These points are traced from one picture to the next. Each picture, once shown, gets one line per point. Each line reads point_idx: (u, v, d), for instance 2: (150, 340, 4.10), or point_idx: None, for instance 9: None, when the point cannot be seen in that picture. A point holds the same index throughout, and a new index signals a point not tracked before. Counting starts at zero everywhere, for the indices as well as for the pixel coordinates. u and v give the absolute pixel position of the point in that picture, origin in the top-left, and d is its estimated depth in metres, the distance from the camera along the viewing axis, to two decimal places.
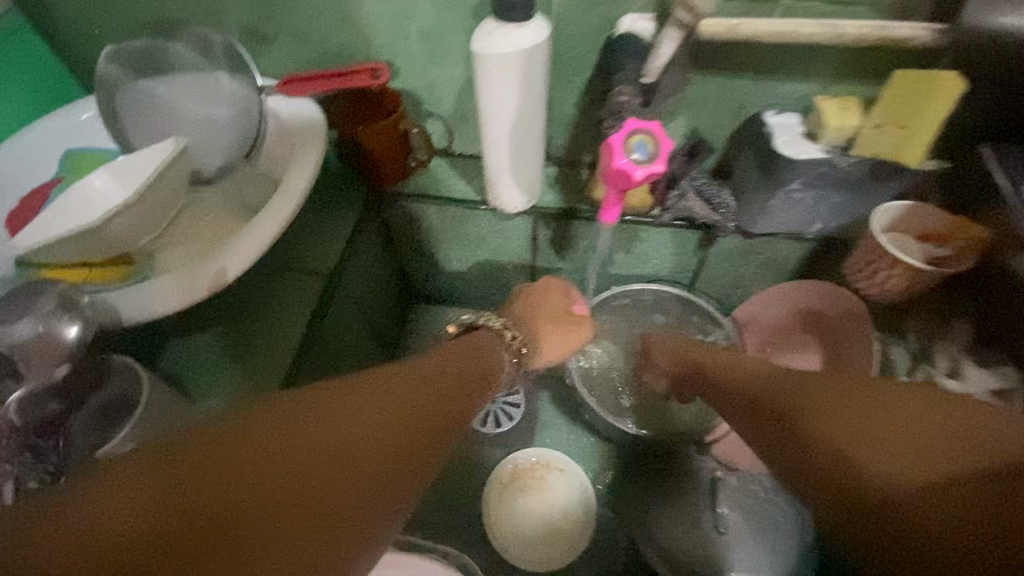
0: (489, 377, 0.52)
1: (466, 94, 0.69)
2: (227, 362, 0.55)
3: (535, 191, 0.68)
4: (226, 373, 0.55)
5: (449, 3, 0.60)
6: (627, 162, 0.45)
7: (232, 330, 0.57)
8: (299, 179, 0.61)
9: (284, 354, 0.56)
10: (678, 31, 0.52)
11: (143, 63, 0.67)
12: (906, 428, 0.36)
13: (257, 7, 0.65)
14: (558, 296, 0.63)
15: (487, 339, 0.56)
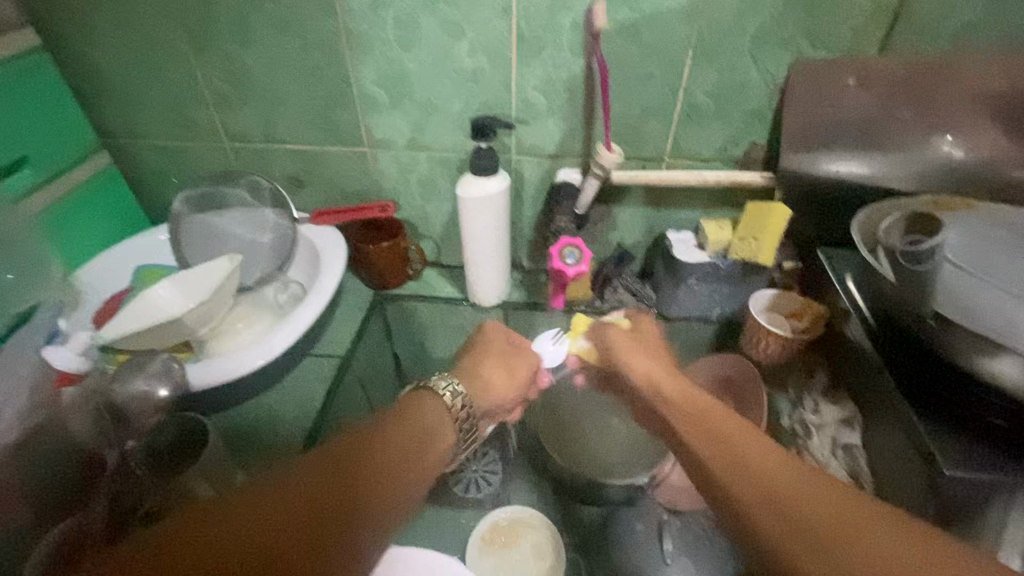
0: (425, 443, 0.54)
1: (451, 220, 0.93)
2: (258, 430, 0.69)
3: (505, 289, 0.90)
4: (256, 436, 0.69)
5: (440, 161, 0.85)
6: (562, 264, 0.67)
7: (264, 397, 0.73)
8: (326, 285, 0.81)
9: (302, 420, 0.70)
10: (595, 180, 0.77)
11: (207, 203, 0.89)
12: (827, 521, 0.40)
13: (299, 163, 0.89)
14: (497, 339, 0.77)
15: (443, 416, 0.57)
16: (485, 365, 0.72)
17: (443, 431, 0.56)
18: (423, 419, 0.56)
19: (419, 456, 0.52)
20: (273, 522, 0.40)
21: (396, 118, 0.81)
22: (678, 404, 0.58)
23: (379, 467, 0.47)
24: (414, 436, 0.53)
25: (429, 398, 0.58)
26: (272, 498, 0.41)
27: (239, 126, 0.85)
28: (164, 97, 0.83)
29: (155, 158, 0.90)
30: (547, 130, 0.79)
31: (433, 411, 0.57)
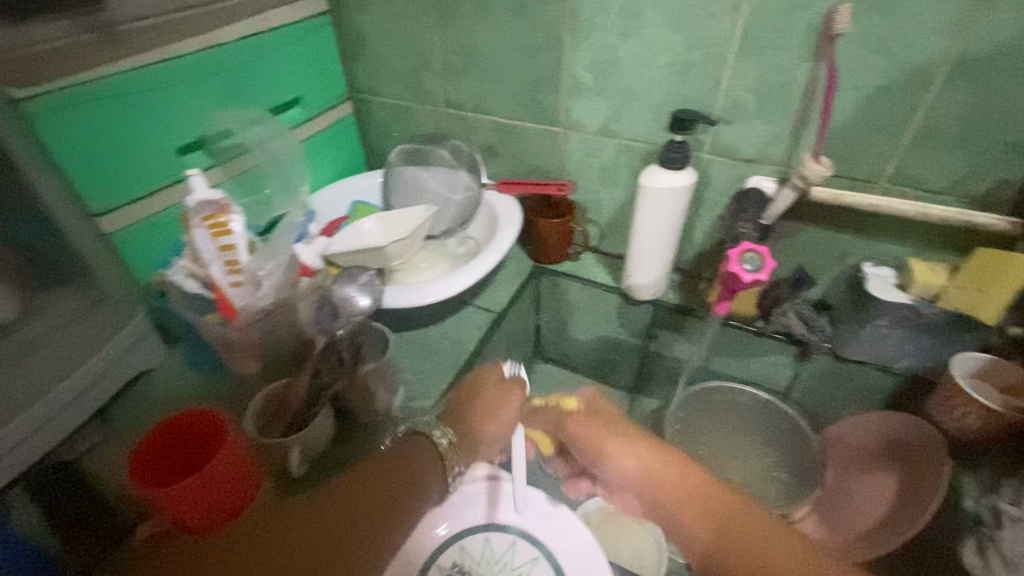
0: (414, 495, 0.57)
1: (622, 210, 0.95)
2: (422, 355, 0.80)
3: (661, 288, 0.89)
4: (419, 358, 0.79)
5: (628, 150, 0.87)
6: (739, 268, 0.65)
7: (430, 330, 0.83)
8: (500, 247, 0.88)
9: (457, 357, 0.79)
10: (792, 192, 0.73)
11: (416, 157, 1.02)
12: None
13: (497, 134, 0.98)
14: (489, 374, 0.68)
15: (433, 459, 0.59)
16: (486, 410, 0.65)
17: (433, 484, 0.59)
18: (413, 460, 0.59)
19: (395, 510, 0.55)
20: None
21: (596, 102, 0.85)
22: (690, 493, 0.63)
23: (341, 514, 0.53)
24: (392, 475, 0.57)
25: (426, 445, 0.60)
26: (234, 556, 0.48)
27: (456, 95, 0.97)
28: (404, 63, 0.97)
29: (383, 113, 1.06)
30: (747, 132, 0.76)
31: (420, 455, 0.59)
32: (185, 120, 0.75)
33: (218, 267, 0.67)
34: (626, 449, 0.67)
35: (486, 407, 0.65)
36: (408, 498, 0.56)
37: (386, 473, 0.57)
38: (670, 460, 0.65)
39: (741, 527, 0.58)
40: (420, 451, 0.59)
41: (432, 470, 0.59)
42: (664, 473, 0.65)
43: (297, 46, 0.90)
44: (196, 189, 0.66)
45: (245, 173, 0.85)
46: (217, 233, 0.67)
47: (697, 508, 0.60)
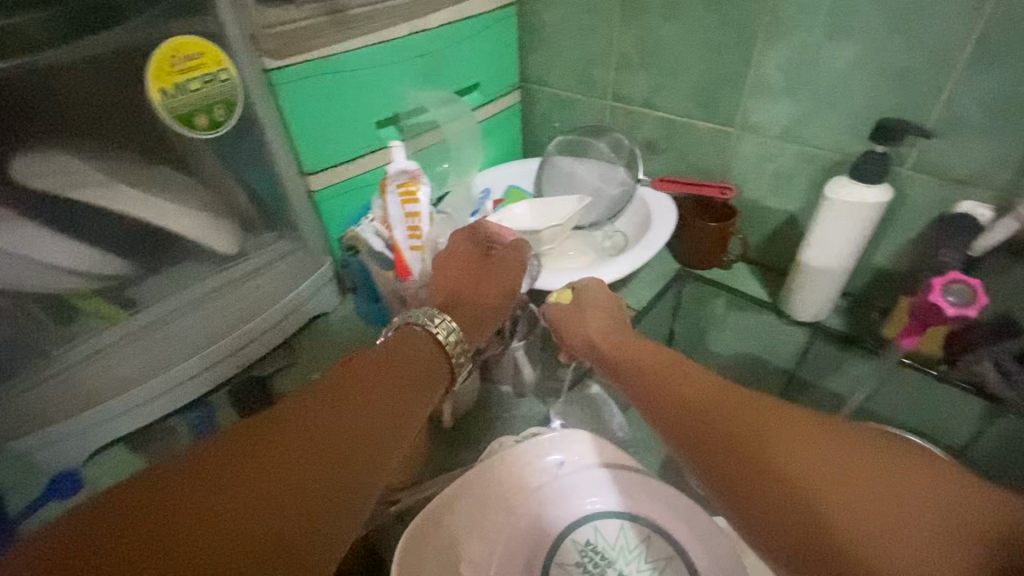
0: (430, 371, 0.50)
1: (790, 221, 0.89)
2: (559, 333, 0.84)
3: (826, 310, 0.83)
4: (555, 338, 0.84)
5: (810, 158, 0.81)
6: (941, 299, 0.62)
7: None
8: (652, 244, 0.88)
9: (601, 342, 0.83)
10: (1016, 223, 0.64)
11: (574, 148, 1.04)
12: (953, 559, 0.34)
13: (662, 132, 0.96)
14: (512, 253, 0.71)
15: (435, 354, 0.52)
16: (490, 279, 0.68)
17: (442, 372, 0.51)
18: (416, 350, 0.52)
19: (413, 381, 0.48)
20: (238, 516, 0.34)
21: (782, 105, 0.80)
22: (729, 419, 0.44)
23: (360, 414, 0.42)
24: (393, 369, 0.48)
25: (419, 335, 0.53)
26: (198, 498, 0.34)
27: (626, 89, 0.97)
28: (579, 54, 0.99)
29: (549, 102, 1.10)
30: (970, 150, 0.67)
31: (416, 346, 0.52)
32: (391, 98, 0.84)
33: (403, 230, 0.75)
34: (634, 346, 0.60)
35: (471, 276, 0.69)
36: (426, 372, 0.50)
37: (393, 354, 0.50)
38: (709, 384, 0.48)
39: (865, 474, 0.38)
40: (405, 339, 0.52)
41: (437, 355, 0.52)
42: (706, 402, 0.46)
43: (486, 34, 0.96)
44: (395, 159, 0.75)
45: (429, 149, 0.93)
46: (406, 200, 0.74)
47: (786, 437, 0.41)
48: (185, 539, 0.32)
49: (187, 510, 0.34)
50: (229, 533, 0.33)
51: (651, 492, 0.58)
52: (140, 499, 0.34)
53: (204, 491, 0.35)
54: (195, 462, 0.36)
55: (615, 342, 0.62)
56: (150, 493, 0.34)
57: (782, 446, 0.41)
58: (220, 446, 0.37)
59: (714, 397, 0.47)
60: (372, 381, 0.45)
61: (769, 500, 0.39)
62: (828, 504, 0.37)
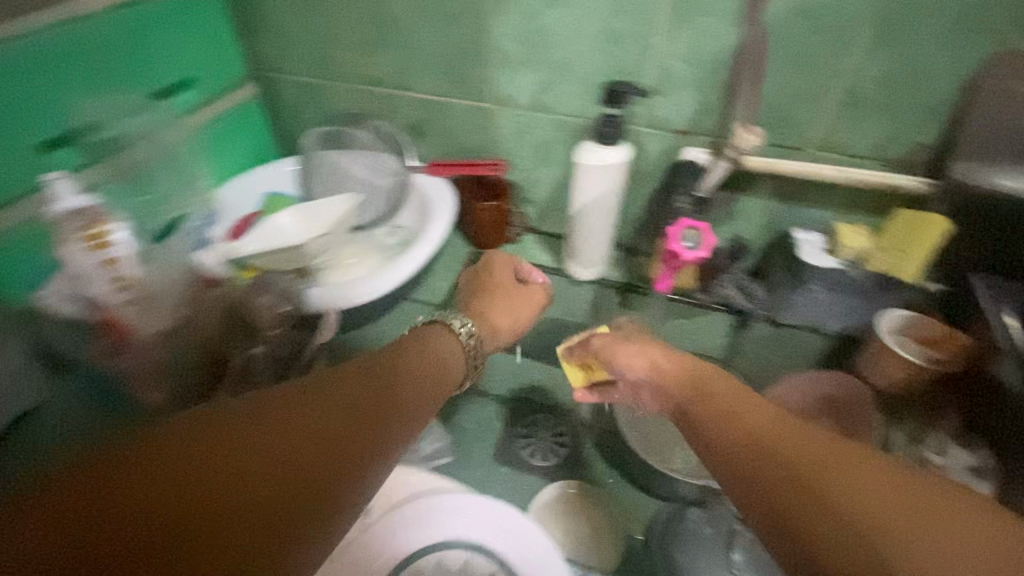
0: (445, 371, 0.55)
1: (559, 188, 0.91)
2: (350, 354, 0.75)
3: (602, 265, 0.89)
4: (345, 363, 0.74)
5: (560, 125, 0.83)
6: (681, 247, 0.64)
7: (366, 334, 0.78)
8: (435, 237, 0.84)
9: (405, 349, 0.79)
10: (727, 163, 0.72)
11: (334, 140, 0.93)
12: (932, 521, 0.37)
13: (421, 112, 0.91)
14: (505, 270, 0.81)
15: (454, 352, 0.59)
16: (501, 310, 0.75)
17: (459, 370, 0.58)
18: (440, 349, 0.57)
19: (421, 388, 0.50)
20: (256, 481, 0.36)
21: (524, 75, 0.80)
22: (742, 437, 0.47)
23: (366, 406, 0.44)
24: (414, 366, 0.52)
25: (443, 333, 0.60)
26: (239, 452, 0.37)
27: (373, 71, 0.89)
28: (313, 35, 0.88)
29: (293, 93, 0.95)
30: (680, 102, 0.74)
31: (443, 344, 0.58)
32: (54, 110, 0.65)
33: (105, 281, 0.59)
34: (635, 352, 0.65)
35: (507, 308, 0.76)
36: (434, 377, 0.53)
37: (410, 350, 0.54)
38: (768, 417, 0.48)
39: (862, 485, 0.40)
40: (427, 338, 0.57)
41: (450, 357, 0.57)
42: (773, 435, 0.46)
43: (182, 19, 0.79)
44: (60, 196, 0.55)
45: (131, 172, 0.72)
46: (95, 245, 0.57)
47: (864, 478, 0.40)
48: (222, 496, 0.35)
49: (212, 469, 0.35)
50: (243, 492, 0.35)
51: (494, 523, 0.57)
52: (205, 443, 0.36)
53: (238, 452, 0.36)
54: (241, 417, 0.38)
55: (669, 363, 0.62)
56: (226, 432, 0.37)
57: (802, 462, 0.42)
58: (220, 427, 0.37)
59: (733, 426, 0.48)
60: (390, 381, 0.48)
61: (829, 542, 0.37)
62: (843, 503, 0.38)
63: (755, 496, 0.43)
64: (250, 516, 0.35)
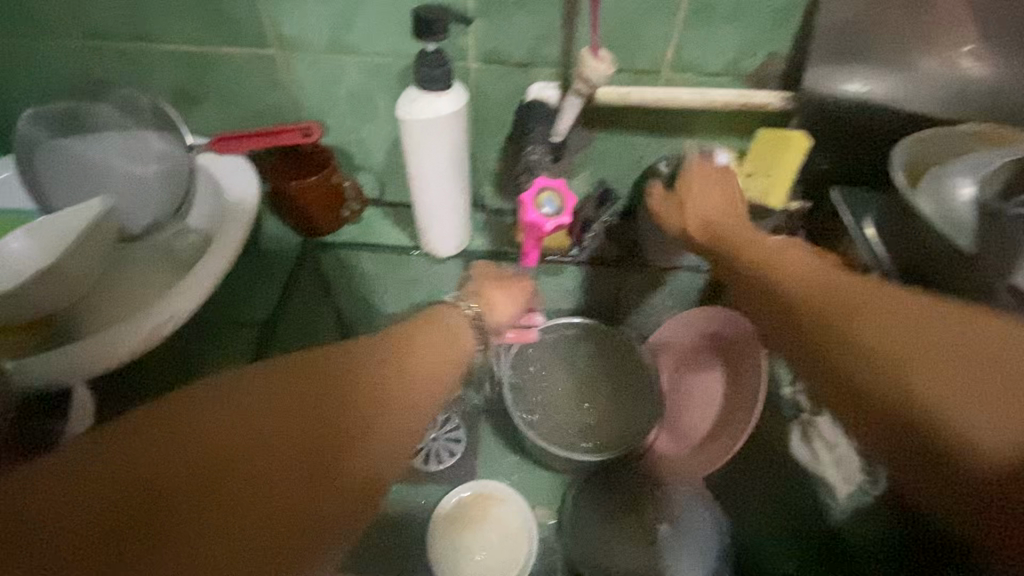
0: (454, 352, 0.54)
1: (395, 149, 0.74)
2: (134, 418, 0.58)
3: (465, 236, 0.75)
4: None
5: (376, 70, 0.65)
6: (539, 215, 0.52)
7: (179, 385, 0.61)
8: (234, 239, 0.63)
9: None
10: (577, 98, 0.61)
11: (68, 124, 0.67)
12: (952, 363, 0.40)
13: (186, 71, 0.68)
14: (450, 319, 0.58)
15: (463, 324, 0.58)
16: (426, 346, 0.51)
17: (467, 344, 0.56)
18: (447, 323, 0.57)
19: (437, 363, 0.50)
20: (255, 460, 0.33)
21: (310, 7, 0.61)
22: (806, 282, 0.51)
23: (381, 397, 0.42)
24: (427, 347, 0.51)
25: (453, 312, 0.59)
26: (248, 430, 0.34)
27: (94, 17, 0.63)
28: None
29: None
30: (514, 28, 0.60)
31: (450, 317, 0.58)
32: None
33: None
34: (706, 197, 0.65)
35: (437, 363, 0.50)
36: (451, 355, 0.53)
37: (420, 328, 0.54)
38: (813, 269, 0.53)
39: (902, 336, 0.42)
40: (438, 313, 0.58)
41: (465, 339, 0.57)
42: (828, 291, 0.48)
43: None
44: None
45: None
46: None
47: (895, 326, 0.43)
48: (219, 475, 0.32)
49: (252, 440, 0.34)
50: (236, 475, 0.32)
51: None
52: (223, 411, 0.34)
53: (250, 426, 0.34)
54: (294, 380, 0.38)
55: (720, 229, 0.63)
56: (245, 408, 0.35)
57: (840, 303, 0.47)
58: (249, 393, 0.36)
59: (803, 281, 0.51)
60: (411, 359, 0.48)
61: (843, 362, 0.44)
62: (925, 379, 0.40)
63: (790, 339, 0.50)
64: (250, 498, 0.32)
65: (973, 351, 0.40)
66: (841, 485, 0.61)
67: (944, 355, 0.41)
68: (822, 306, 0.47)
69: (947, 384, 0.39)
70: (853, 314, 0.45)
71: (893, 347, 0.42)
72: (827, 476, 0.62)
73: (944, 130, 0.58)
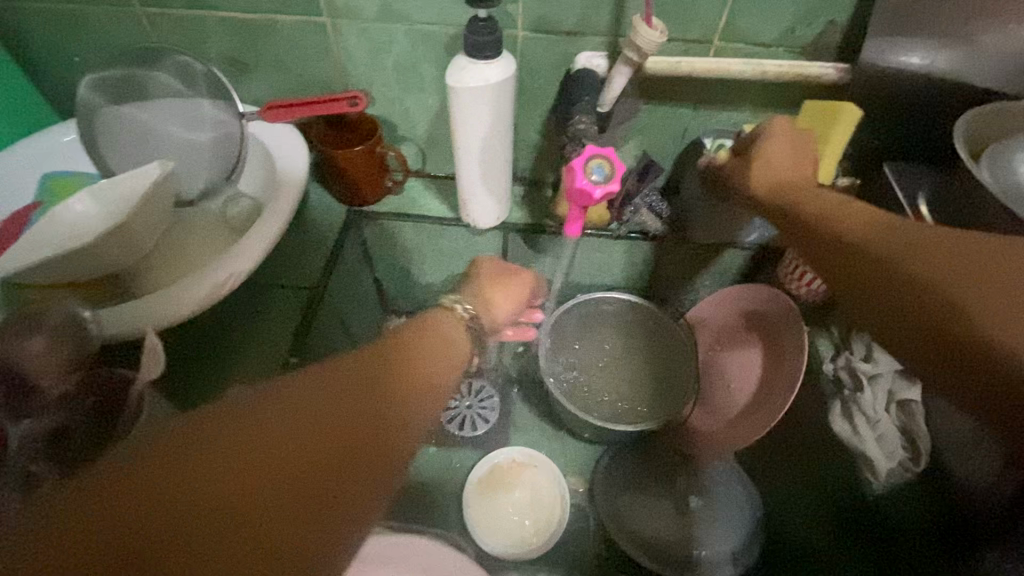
0: (451, 356, 0.52)
1: (439, 119, 0.75)
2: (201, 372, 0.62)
3: (506, 207, 0.75)
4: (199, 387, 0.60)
5: (423, 38, 0.66)
6: (587, 183, 0.52)
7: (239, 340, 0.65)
8: (286, 202, 0.65)
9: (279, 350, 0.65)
10: (627, 68, 0.60)
11: (125, 90, 0.69)
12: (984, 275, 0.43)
13: (239, 39, 0.69)
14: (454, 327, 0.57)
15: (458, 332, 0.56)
16: (431, 350, 0.51)
17: (464, 349, 0.55)
18: (444, 330, 0.55)
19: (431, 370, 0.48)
20: (291, 422, 0.35)
21: None
22: (837, 221, 0.53)
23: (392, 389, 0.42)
24: (428, 342, 0.52)
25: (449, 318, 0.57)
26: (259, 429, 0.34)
27: None
28: None
29: (48, 24, 0.69)
30: None
31: (446, 324, 0.56)
32: None
33: None
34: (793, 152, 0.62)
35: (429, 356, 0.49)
36: (448, 359, 0.51)
37: (417, 335, 0.52)
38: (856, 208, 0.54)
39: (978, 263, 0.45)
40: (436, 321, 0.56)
41: (460, 345, 0.55)
42: (919, 242, 0.47)
43: None
44: None
45: None
46: None
47: (946, 252, 0.46)
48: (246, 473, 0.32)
49: (232, 473, 0.31)
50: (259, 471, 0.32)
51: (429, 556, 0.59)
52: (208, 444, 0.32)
53: (237, 458, 0.32)
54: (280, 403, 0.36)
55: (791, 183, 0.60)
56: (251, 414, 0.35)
57: (877, 240, 0.49)
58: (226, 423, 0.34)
59: (844, 217, 0.53)
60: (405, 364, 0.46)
61: (884, 285, 0.47)
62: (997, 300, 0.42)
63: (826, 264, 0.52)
64: (291, 455, 0.34)
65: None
66: (880, 461, 0.58)
67: (1017, 282, 0.42)
68: (862, 247, 0.49)
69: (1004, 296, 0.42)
70: (923, 244, 0.47)
71: (973, 267, 0.44)
72: (866, 450, 0.58)
73: (1007, 105, 0.55)
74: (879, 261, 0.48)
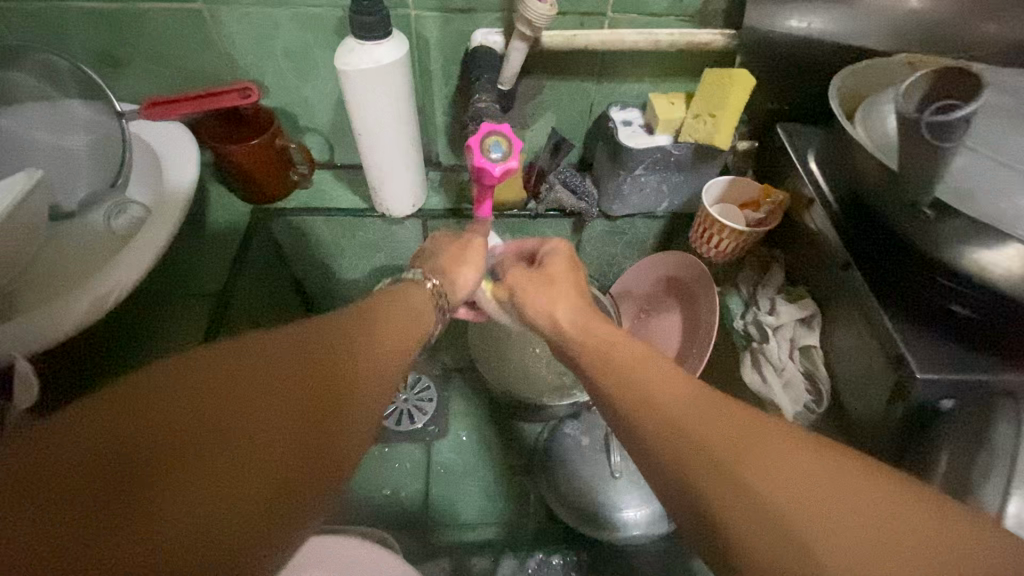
0: (416, 322, 0.49)
1: (341, 107, 0.72)
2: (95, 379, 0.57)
3: (421, 195, 0.74)
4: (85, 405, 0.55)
5: (310, 22, 0.63)
6: (486, 160, 0.52)
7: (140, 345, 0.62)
8: (173, 205, 0.61)
9: None
10: (522, 43, 0.59)
11: None
12: (818, 502, 0.31)
13: (104, 31, 0.64)
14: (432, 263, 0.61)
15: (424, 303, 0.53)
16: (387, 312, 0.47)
17: (423, 314, 0.52)
18: (411, 300, 0.52)
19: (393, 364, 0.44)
20: (241, 425, 0.31)
21: None
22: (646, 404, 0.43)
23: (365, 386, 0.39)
24: (400, 314, 0.48)
25: (413, 290, 0.54)
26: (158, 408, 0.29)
27: None
28: None
29: None
30: None
31: (413, 297, 0.52)
32: None
33: None
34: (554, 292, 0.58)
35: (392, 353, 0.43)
36: (402, 325, 0.46)
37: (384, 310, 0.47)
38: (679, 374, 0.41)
39: (812, 464, 0.32)
40: (401, 294, 0.51)
41: (420, 307, 0.51)
42: None
43: None
44: None
45: None
46: None
47: (769, 451, 0.33)
48: (221, 434, 0.30)
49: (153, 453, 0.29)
50: (222, 431, 0.30)
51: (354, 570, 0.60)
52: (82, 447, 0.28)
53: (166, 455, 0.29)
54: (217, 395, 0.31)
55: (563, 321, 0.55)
56: (172, 367, 0.31)
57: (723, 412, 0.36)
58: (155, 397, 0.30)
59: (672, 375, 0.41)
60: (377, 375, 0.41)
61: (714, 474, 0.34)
62: (731, 491, 0.32)
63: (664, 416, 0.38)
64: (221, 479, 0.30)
65: (814, 487, 0.31)
66: (789, 406, 0.57)
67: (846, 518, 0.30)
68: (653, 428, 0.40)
69: (772, 497, 0.31)
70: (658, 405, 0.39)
71: (763, 480, 0.32)
72: (776, 398, 0.58)
73: (877, 61, 0.59)
74: (755, 468, 0.32)
